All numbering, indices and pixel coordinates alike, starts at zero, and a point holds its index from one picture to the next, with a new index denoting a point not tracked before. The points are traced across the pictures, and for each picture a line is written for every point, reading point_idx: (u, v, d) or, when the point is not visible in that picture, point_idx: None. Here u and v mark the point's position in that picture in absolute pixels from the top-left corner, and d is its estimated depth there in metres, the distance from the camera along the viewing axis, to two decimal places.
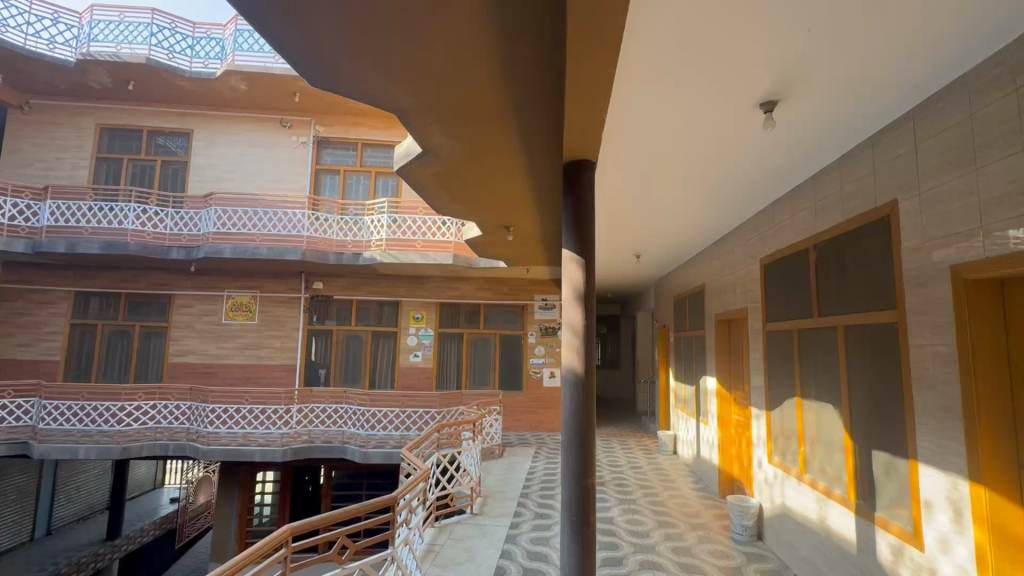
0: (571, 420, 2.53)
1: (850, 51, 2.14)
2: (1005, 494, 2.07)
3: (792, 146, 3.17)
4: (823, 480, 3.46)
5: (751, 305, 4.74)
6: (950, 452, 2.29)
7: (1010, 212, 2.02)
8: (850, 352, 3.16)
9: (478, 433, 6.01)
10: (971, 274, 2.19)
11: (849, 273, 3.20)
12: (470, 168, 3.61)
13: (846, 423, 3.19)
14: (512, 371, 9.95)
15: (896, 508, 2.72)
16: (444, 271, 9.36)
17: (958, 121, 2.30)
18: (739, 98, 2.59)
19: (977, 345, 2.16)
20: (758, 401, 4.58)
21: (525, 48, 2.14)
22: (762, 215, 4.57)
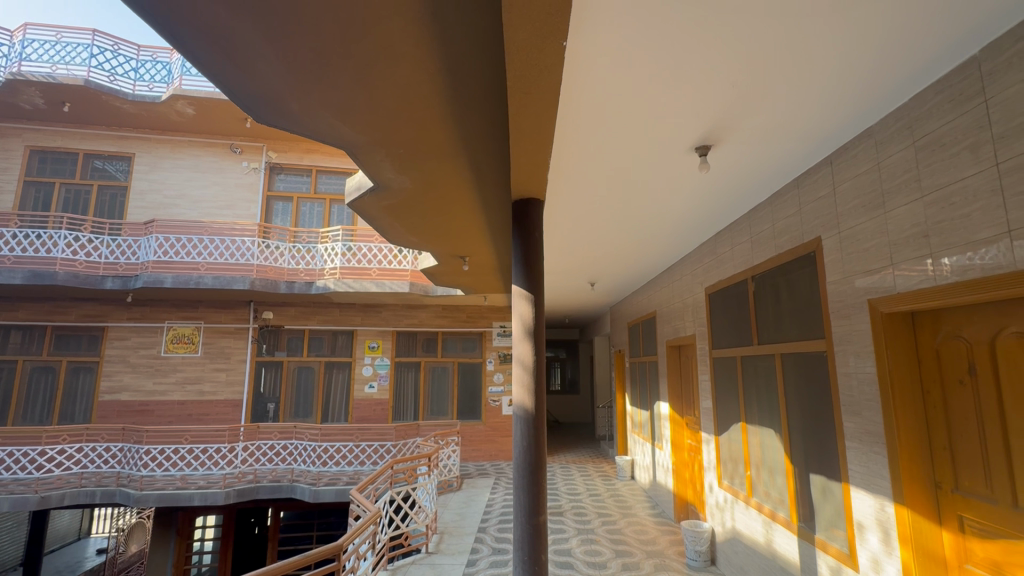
0: (522, 456, 2.52)
1: (772, 103, 2.32)
2: (925, 515, 2.20)
3: (727, 185, 3.36)
4: (768, 503, 3.58)
5: (698, 332, 4.93)
6: (877, 476, 2.43)
7: (915, 252, 2.22)
8: (787, 378, 3.33)
9: (434, 466, 5.88)
10: (884, 307, 2.38)
11: (783, 304, 3.39)
12: (422, 201, 3.63)
13: (786, 447, 3.34)
14: (471, 399, 9.84)
15: (833, 529, 2.84)
16: (400, 299, 9.25)
17: (868, 168, 2.53)
18: (677, 142, 2.74)
19: (895, 375, 2.33)
20: (707, 425, 4.71)
21: (471, 93, 2.20)
22: (705, 246, 4.79)
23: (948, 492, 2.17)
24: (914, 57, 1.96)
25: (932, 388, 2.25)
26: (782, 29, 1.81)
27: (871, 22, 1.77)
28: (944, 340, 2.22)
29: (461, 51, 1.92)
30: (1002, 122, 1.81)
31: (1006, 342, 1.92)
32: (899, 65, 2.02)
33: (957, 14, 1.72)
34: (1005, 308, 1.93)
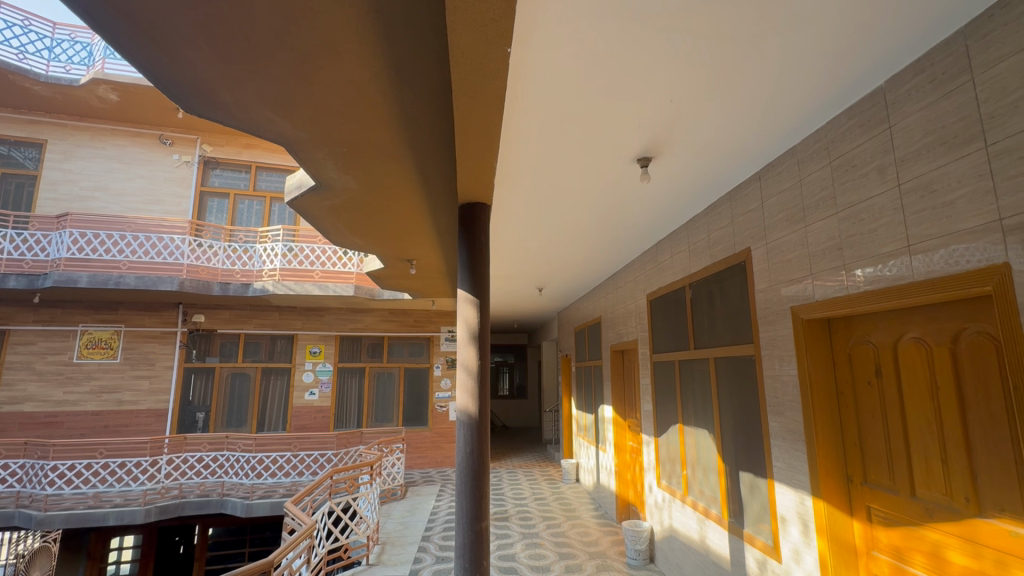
0: (465, 462, 2.50)
1: (708, 120, 2.46)
2: (839, 507, 2.38)
3: (667, 196, 3.50)
4: (702, 501, 3.75)
5: (640, 336, 5.10)
6: (797, 471, 2.60)
7: (831, 263, 2.41)
8: (720, 381, 3.51)
9: (377, 475, 5.71)
10: (805, 313, 2.56)
11: (717, 311, 3.57)
12: (367, 202, 3.54)
13: (719, 446, 3.51)
14: (417, 405, 9.67)
15: (759, 523, 3.01)
16: (345, 303, 8.96)
17: (791, 185, 2.72)
18: (620, 152, 2.83)
19: (813, 377, 2.50)
20: (648, 427, 4.87)
21: (417, 94, 2.18)
22: (647, 255, 4.97)
23: (858, 484, 2.36)
24: (830, 84, 2.14)
25: (845, 388, 2.45)
26: (716, 51, 1.92)
27: (794, 50, 1.91)
28: (855, 343, 2.42)
29: (408, 51, 1.89)
30: (904, 148, 2.00)
31: (907, 345, 2.11)
32: (818, 89, 2.19)
33: (867, 46, 1.89)
34: (905, 314, 2.13)
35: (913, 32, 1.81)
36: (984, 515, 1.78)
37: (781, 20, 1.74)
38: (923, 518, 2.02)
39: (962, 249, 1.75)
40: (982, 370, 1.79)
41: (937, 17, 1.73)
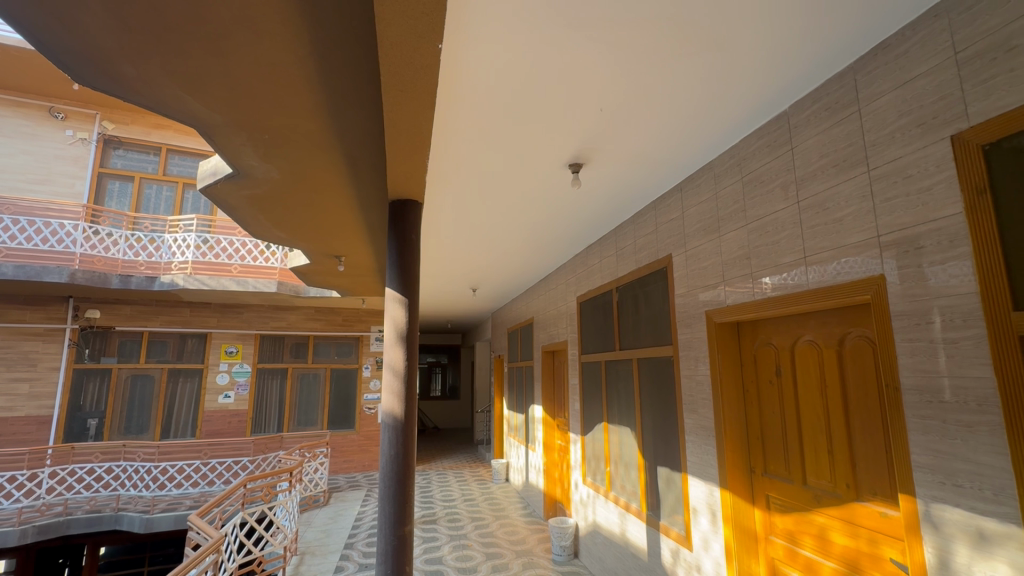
0: (389, 465, 2.43)
1: (636, 131, 2.57)
2: (743, 497, 2.58)
3: (597, 202, 3.62)
4: (624, 496, 3.91)
5: (570, 337, 5.23)
6: (708, 464, 2.79)
7: (740, 271, 2.60)
8: (642, 381, 3.68)
9: (297, 482, 5.44)
10: (718, 317, 2.74)
11: (641, 313, 3.73)
12: (291, 194, 3.35)
13: (640, 443, 3.67)
14: (344, 407, 9.29)
15: (674, 515, 3.18)
16: (266, 300, 8.44)
17: (708, 197, 2.91)
18: (551, 157, 2.88)
19: (723, 377, 2.69)
20: (575, 425, 5.01)
21: (346, 83, 2.08)
22: (578, 258, 5.10)
23: (759, 474, 2.56)
24: (743, 105, 2.31)
25: (750, 386, 2.65)
26: (644, 67, 2.01)
27: (711, 71, 2.04)
28: (759, 345, 2.62)
29: (335, 37, 1.81)
30: (803, 167, 2.20)
31: (802, 347, 2.32)
32: (733, 109, 2.35)
33: (775, 72, 2.06)
34: (801, 319, 2.34)
35: (812, 64, 2.00)
36: (861, 498, 2.00)
37: (699, 43, 1.86)
38: (813, 503, 2.23)
39: (849, 263, 1.95)
40: (863, 370, 2.00)
41: (832, 52, 1.92)
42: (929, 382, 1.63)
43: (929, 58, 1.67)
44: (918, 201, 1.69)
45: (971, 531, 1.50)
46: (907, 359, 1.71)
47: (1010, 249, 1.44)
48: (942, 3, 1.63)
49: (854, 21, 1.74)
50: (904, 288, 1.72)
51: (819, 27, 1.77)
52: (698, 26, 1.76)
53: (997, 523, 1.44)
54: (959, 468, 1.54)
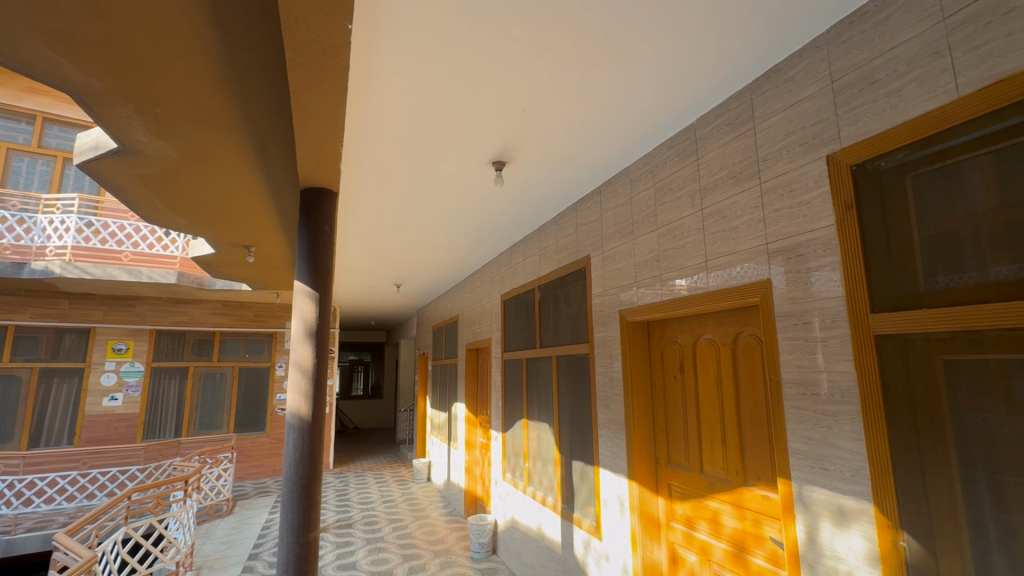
0: (294, 469, 2.29)
1: (557, 134, 2.63)
2: (648, 486, 2.73)
3: (520, 201, 3.66)
4: (541, 491, 3.99)
5: (493, 335, 5.26)
6: (618, 457, 2.92)
7: (650, 274, 2.74)
8: (560, 378, 3.77)
9: (196, 490, 4.99)
10: (630, 316, 2.87)
11: (560, 313, 3.82)
12: (191, 177, 3.06)
13: (557, 438, 3.77)
14: (253, 409, 8.68)
15: (586, 506, 3.29)
16: (165, 292, 7.67)
17: (624, 202, 3.04)
18: (474, 154, 2.86)
19: (633, 373, 2.83)
20: (496, 422, 5.04)
21: (251, 58, 1.93)
22: (503, 256, 5.13)
23: (663, 464, 2.72)
24: (655, 116, 2.44)
25: (657, 382, 2.80)
26: (565, 69, 2.04)
27: (626, 79, 2.13)
28: (666, 343, 2.78)
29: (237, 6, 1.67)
30: (706, 177, 2.36)
31: (703, 345, 2.49)
32: (646, 118, 2.47)
33: (684, 87, 2.19)
34: (702, 319, 2.51)
35: (715, 81, 2.15)
36: (748, 483, 2.18)
37: (615, 51, 1.93)
38: (708, 489, 2.41)
39: (742, 268, 2.12)
40: (752, 366, 2.18)
41: (733, 72, 2.08)
42: (805, 376, 1.81)
43: (812, 84, 1.86)
44: (799, 212, 1.87)
45: (834, 508, 1.69)
46: (787, 355, 1.89)
47: (870, 258, 1.63)
48: (824, 36, 1.82)
49: (752, 43, 1.89)
50: (787, 291, 1.90)
51: (722, 46, 1.91)
52: (614, 35, 1.83)
53: (855, 501, 1.62)
54: (825, 453, 1.72)
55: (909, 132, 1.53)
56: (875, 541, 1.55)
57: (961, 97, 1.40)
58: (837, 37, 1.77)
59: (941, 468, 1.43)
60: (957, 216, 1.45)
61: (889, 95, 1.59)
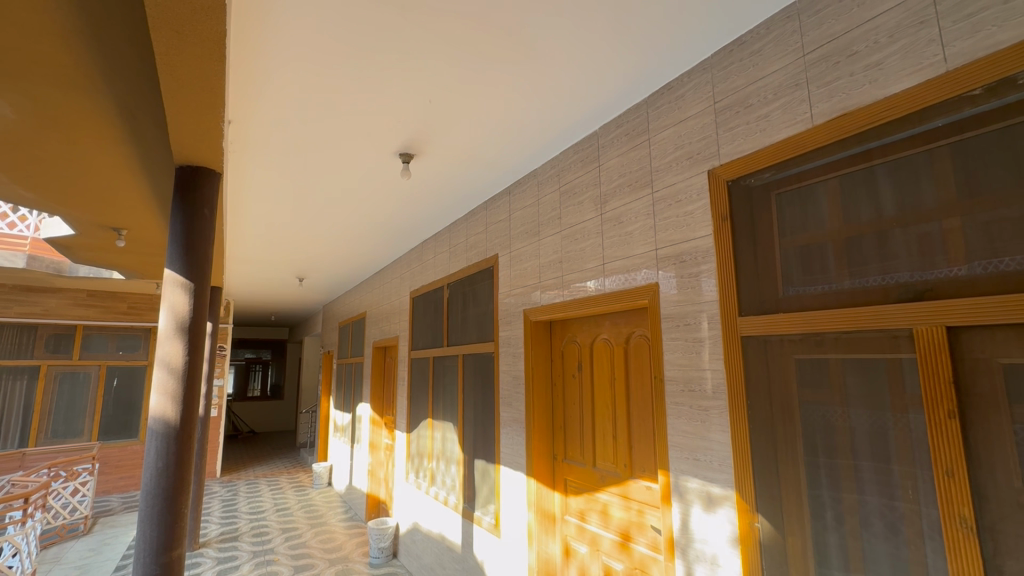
0: (156, 481, 2.02)
1: (466, 131, 2.60)
2: (545, 482, 2.80)
3: (430, 197, 3.58)
4: (443, 492, 3.94)
5: (401, 333, 5.11)
6: (517, 454, 2.96)
7: (553, 275, 2.80)
8: (466, 377, 3.75)
9: (41, 509, 4.30)
10: (534, 315, 2.93)
11: (468, 311, 3.80)
12: (39, 143, 2.62)
13: (461, 437, 3.74)
14: (124, 413, 7.67)
15: (486, 504, 3.30)
16: (10, 277, 6.53)
17: (532, 203, 3.08)
18: (379, 144, 2.74)
19: (534, 372, 2.89)
20: (402, 421, 4.90)
21: (111, 10, 1.68)
22: (413, 253, 5.00)
23: (560, 460, 2.80)
24: (561, 119, 2.50)
25: (556, 379, 2.88)
26: (471, 63, 2.02)
27: (533, 79, 2.15)
28: (566, 342, 2.86)
29: None
30: (607, 183, 2.46)
31: (599, 345, 2.58)
32: (553, 122, 2.52)
33: (587, 94, 2.27)
34: (599, 319, 2.61)
35: (616, 92, 2.25)
36: (634, 475, 2.30)
37: (519, 50, 1.95)
38: (599, 483, 2.51)
39: (635, 272, 2.23)
40: (641, 364, 2.31)
41: (632, 85, 2.19)
42: (684, 373, 1.95)
43: (698, 103, 2.01)
44: (684, 221, 2.01)
45: (705, 496, 1.83)
46: (669, 354, 2.02)
47: (740, 267, 1.79)
48: (709, 60, 1.98)
49: (649, 59, 2.01)
50: (672, 295, 2.03)
51: (620, 59, 2.01)
52: (520, 34, 1.85)
53: (721, 488, 1.77)
54: (699, 444, 1.86)
55: (772, 153, 1.71)
56: (735, 523, 1.71)
57: (814, 126, 1.59)
58: (720, 62, 1.93)
59: (789, 455, 1.60)
60: (809, 232, 1.63)
61: (759, 119, 1.77)
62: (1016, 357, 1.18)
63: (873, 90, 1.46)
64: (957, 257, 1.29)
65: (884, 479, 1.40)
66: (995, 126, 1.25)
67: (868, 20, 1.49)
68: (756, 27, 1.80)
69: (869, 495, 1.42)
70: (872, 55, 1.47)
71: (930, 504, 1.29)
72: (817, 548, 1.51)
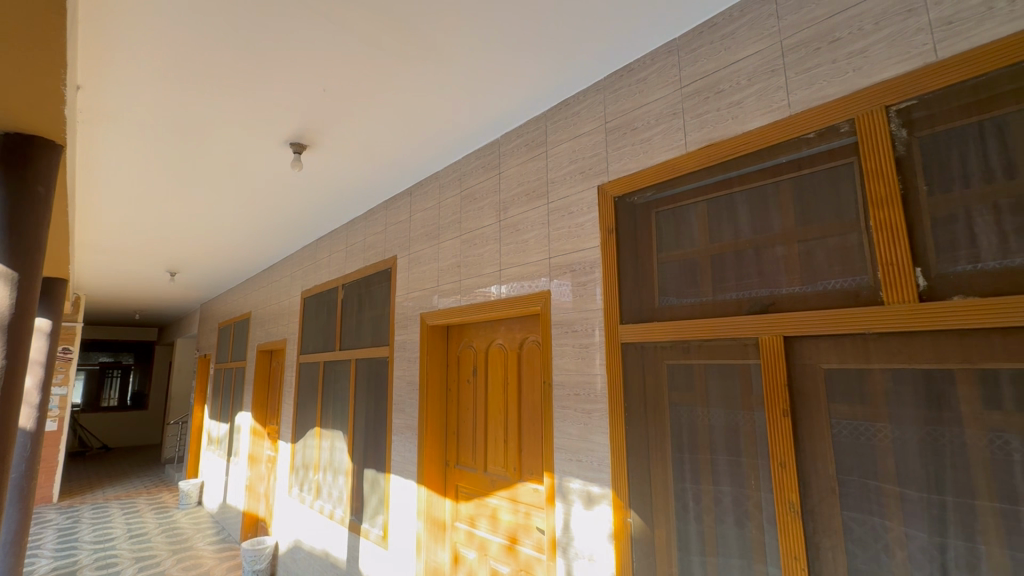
0: None
1: (365, 126, 2.50)
2: (438, 490, 2.76)
3: (325, 192, 3.38)
4: (329, 505, 3.71)
5: (290, 336, 4.76)
6: (409, 462, 2.88)
7: (451, 279, 2.78)
8: (358, 382, 3.58)
9: None
10: (430, 319, 2.88)
11: (363, 313, 3.64)
12: None
13: (351, 446, 3.55)
14: None
15: (375, 516, 3.17)
16: None
17: (433, 206, 3.04)
18: (266, 130, 2.53)
19: (429, 377, 2.84)
20: (286, 431, 4.54)
21: None
22: (305, 250, 4.68)
23: (452, 466, 2.78)
24: (464, 124, 2.50)
25: (451, 385, 2.86)
26: (368, 55, 1.94)
27: (434, 80, 2.13)
28: (462, 347, 2.85)
29: None
30: (506, 191, 2.50)
31: (494, 350, 2.61)
32: (455, 126, 2.52)
33: (488, 102, 2.30)
34: (495, 324, 2.63)
35: (516, 103, 2.30)
36: (523, 478, 2.35)
37: (420, 48, 1.91)
38: (489, 487, 2.52)
39: (530, 279, 2.29)
40: (532, 369, 2.37)
41: (532, 97, 2.26)
42: (570, 378, 2.04)
43: (591, 121, 2.12)
44: (575, 233, 2.11)
45: (585, 495, 1.92)
46: (558, 359, 2.10)
47: (622, 278, 1.92)
48: (602, 82, 2.10)
49: (547, 74, 2.09)
50: (562, 302, 2.11)
51: (522, 70, 2.07)
52: (420, 33, 1.83)
53: (600, 487, 1.87)
54: (582, 446, 1.95)
55: (652, 174, 1.85)
56: (612, 520, 1.81)
57: (689, 152, 1.75)
58: (611, 85, 2.06)
59: (659, 453, 1.73)
60: (681, 248, 1.78)
61: (642, 141, 1.91)
62: (833, 363, 1.39)
63: (734, 125, 1.64)
64: (794, 277, 1.49)
65: (735, 471, 1.55)
66: (824, 165, 1.46)
67: (732, 63, 1.68)
68: (642, 57, 1.95)
69: (723, 486, 1.57)
70: (735, 94, 1.65)
71: (769, 492, 1.47)
72: (680, 538, 1.64)
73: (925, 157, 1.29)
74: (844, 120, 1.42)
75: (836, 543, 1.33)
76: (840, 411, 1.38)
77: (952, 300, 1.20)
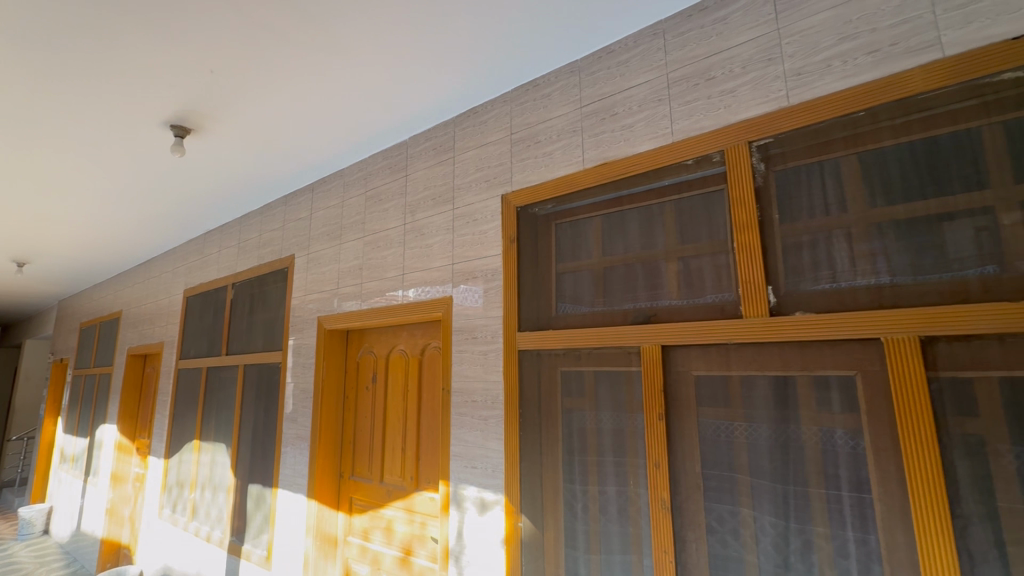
0: None
1: (259, 114, 2.33)
2: (330, 504, 2.61)
3: (214, 183, 3.10)
4: (206, 526, 3.37)
5: (167, 339, 4.27)
6: (299, 475, 2.71)
7: (353, 282, 2.67)
8: (246, 391, 3.30)
9: None
10: (328, 323, 2.74)
11: (254, 315, 3.37)
12: None
13: (234, 460, 3.26)
14: None
15: (259, 535, 2.93)
16: None
17: (336, 204, 2.90)
18: (140, 109, 2.26)
19: (325, 384, 2.70)
20: (159, 446, 4.06)
21: None
22: (191, 244, 4.25)
23: (347, 478, 2.65)
24: (369, 123, 2.42)
25: (349, 392, 2.74)
26: (260, 39, 1.82)
27: (336, 74, 2.04)
28: (362, 353, 2.74)
29: None
30: (412, 194, 2.46)
31: (395, 356, 2.54)
32: (360, 124, 2.43)
33: (394, 103, 2.25)
34: (396, 330, 2.57)
35: (424, 106, 2.28)
36: (419, 487, 2.30)
37: (319, 38, 1.82)
38: (384, 498, 2.44)
39: (432, 285, 2.26)
40: (432, 375, 2.34)
41: (439, 102, 2.25)
42: (469, 385, 2.04)
43: (497, 131, 2.16)
44: (478, 240, 2.12)
45: (479, 502, 1.92)
46: (458, 366, 2.09)
47: (522, 286, 1.96)
48: (508, 93, 2.14)
49: (454, 81, 2.09)
50: (463, 309, 2.11)
51: (429, 75, 2.06)
52: (318, 24, 1.75)
53: (493, 494, 1.88)
54: (476, 453, 1.96)
55: (553, 187, 1.92)
56: (503, 525, 1.83)
57: (585, 168, 1.84)
58: (517, 98, 2.11)
59: (551, 457, 1.79)
60: (577, 259, 1.87)
61: (544, 154, 1.98)
62: (701, 370, 1.53)
63: (625, 147, 1.76)
64: (672, 291, 1.61)
65: (617, 472, 1.64)
66: (699, 190, 1.61)
67: (626, 88, 1.79)
68: (547, 74, 2.03)
69: (607, 486, 1.65)
70: (627, 118, 1.77)
71: (646, 490, 1.57)
72: (567, 539, 1.70)
73: (779, 189, 1.47)
74: (715, 151, 1.57)
75: (699, 535, 1.46)
76: (706, 413, 1.51)
77: (794, 315, 1.37)
